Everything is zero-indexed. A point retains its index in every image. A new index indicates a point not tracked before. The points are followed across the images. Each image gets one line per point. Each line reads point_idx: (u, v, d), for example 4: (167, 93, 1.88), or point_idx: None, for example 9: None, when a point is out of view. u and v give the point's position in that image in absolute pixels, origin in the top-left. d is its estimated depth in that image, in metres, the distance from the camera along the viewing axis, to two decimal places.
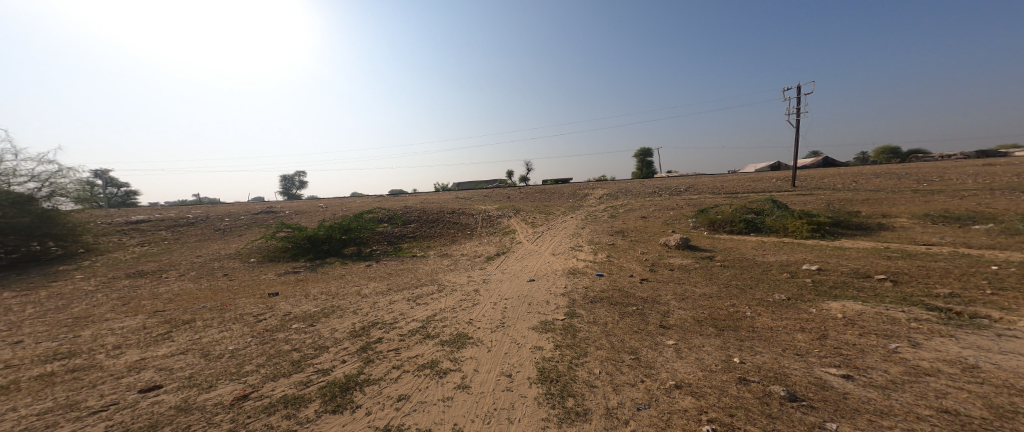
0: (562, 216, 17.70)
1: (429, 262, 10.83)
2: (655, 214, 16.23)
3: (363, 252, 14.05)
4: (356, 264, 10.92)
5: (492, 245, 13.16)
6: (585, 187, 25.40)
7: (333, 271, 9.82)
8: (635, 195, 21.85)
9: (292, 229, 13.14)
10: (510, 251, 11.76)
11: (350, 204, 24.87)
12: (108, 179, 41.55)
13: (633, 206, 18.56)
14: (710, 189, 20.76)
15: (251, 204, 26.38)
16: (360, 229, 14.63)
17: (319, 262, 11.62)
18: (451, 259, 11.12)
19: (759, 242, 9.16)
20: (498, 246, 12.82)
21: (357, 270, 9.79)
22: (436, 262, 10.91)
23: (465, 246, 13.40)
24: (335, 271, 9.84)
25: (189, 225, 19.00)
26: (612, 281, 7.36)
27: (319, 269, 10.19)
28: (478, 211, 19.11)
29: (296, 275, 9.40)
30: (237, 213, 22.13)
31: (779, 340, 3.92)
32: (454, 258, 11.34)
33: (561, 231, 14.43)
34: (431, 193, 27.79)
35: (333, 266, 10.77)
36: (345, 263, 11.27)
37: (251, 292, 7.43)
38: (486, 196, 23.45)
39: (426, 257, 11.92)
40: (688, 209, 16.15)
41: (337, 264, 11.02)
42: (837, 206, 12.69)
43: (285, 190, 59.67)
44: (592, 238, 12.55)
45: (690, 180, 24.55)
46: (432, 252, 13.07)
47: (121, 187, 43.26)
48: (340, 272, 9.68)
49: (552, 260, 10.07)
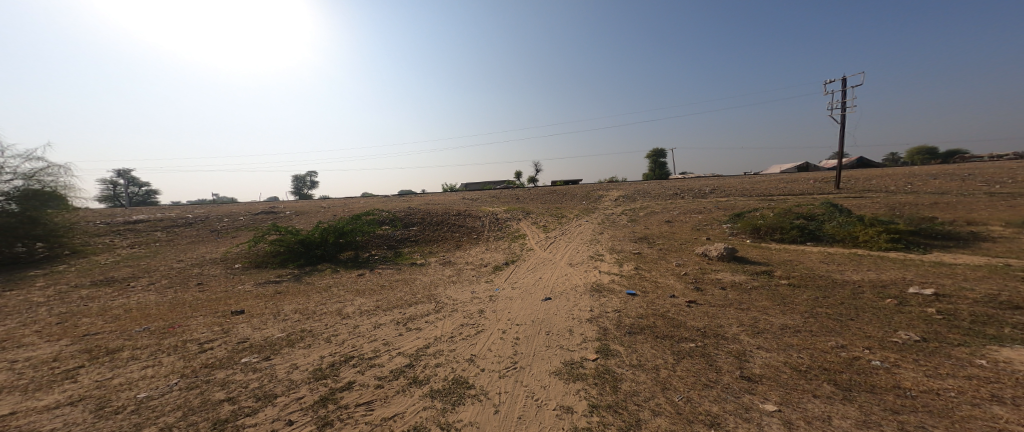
0: (577, 219, 16.26)
1: (429, 272, 9.53)
2: (682, 218, 14.58)
3: (360, 258, 12.91)
4: (347, 273, 9.67)
5: (500, 252, 11.77)
6: (600, 188, 23.84)
7: (319, 282, 8.60)
8: (656, 196, 20.21)
9: (283, 232, 12.03)
10: (519, 260, 10.36)
11: (353, 205, 23.86)
12: (129, 178, 42.40)
13: (655, 209, 16.93)
14: (739, 191, 18.94)
15: (254, 204, 25.61)
16: (358, 232, 13.49)
17: (308, 269, 10.46)
18: (454, 269, 9.81)
19: (826, 255, 7.53)
20: (507, 254, 11.42)
21: (345, 282, 8.51)
22: (436, 272, 9.56)
23: (470, 253, 12.03)
24: (322, 282, 8.61)
25: (187, 225, 18.20)
26: (651, 302, 5.87)
27: (305, 279, 8.98)
28: (486, 214, 17.75)
29: (275, 286, 8.18)
30: (238, 213, 21.32)
31: (964, 419, 2.43)
32: (456, 268, 9.98)
33: (577, 237, 12.95)
34: (438, 193, 26.67)
35: (322, 274, 9.56)
36: (337, 271, 10.07)
37: (211, 309, 6.20)
38: (494, 198, 22.11)
39: (426, 265, 10.64)
40: (719, 212, 14.47)
41: (327, 272, 9.83)
42: (903, 211, 10.90)
43: (297, 191, 59.98)
44: (614, 245, 11.03)
45: (716, 181, 22.73)
46: (434, 258, 11.76)
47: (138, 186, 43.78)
48: (327, 283, 8.46)
49: (571, 272, 8.61)
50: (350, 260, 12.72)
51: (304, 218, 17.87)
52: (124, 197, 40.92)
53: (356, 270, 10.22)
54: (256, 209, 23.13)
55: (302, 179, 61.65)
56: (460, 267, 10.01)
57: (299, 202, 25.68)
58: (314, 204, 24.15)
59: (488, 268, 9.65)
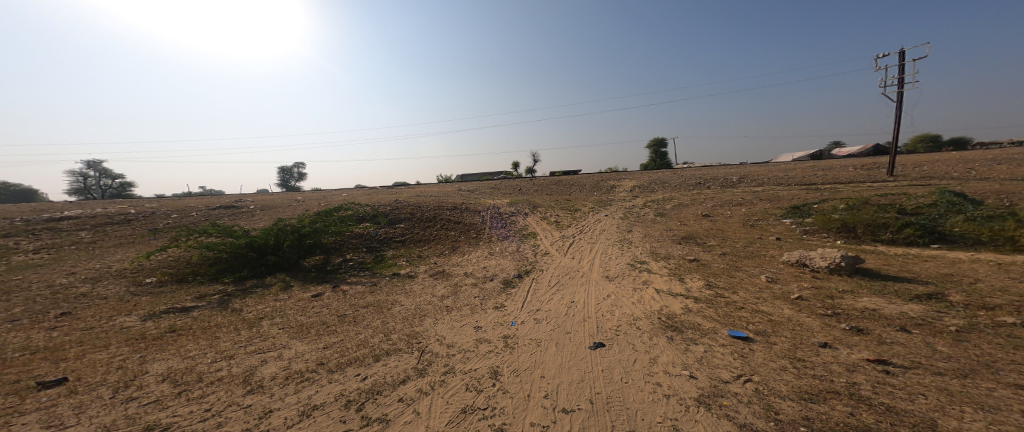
0: (594, 213, 13.78)
1: (413, 291, 6.94)
2: (721, 211, 12.15)
3: (326, 268, 10.15)
4: (299, 292, 6.98)
5: (507, 258, 9.17)
6: (610, 178, 21.35)
7: (250, 308, 5.89)
8: (677, 186, 17.81)
9: (222, 233, 9.17)
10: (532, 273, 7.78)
11: (333, 198, 20.95)
12: (98, 169, 38.87)
13: (683, 200, 14.53)
14: (773, 181, 16.62)
15: (218, 198, 22.41)
16: (326, 232, 10.74)
17: (249, 284, 7.72)
18: (447, 284, 7.24)
19: (998, 266, 5.09)
20: (516, 262, 8.84)
21: (287, 310, 5.80)
22: (423, 292, 6.91)
23: (468, 260, 9.36)
24: (255, 307, 5.91)
25: (124, 222, 15.10)
26: (796, 355, 3.35)
27: (234, 301, 6.26)
28: (486, 207, 15.10)
29: (177, 317, 5.44)
30: (193, 207, 18.20)
31: None
32: (450, 284, 7.33)
33: (600, 238, 10.41)
34: (428, 185, 23.86)
35: (263, 294, 6.83)
36: (287, 287, 7.35)
37: (13, 379, 3.51)
38: (493, 189, 19.43)
39: (411, 277, 8.05)
40: (766, 204, 12.10)
41: (272, 290, 7.13)
42: (1017, 202, 8.67)
43: (282, 183, 56.35)
44: (656, 248, 8.51)
45: (740, 169, 20.43)
46: (422, 268, 9.11)
47: (113, 179, 40.31)
48: (259, 310, 5.77)
49: (614, 292, 6.06)
50: (314, 269, 9.94)
51: (269, 214, 14.94)
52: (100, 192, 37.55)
53: (314, 285, 7.54)
54: (218, 202, 20.02)
55: (287, 170, 57.94)
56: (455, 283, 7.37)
57: (272, 195, 22.57)
58: (287, 198, 21.14)
59: (492, 286, 7.03)
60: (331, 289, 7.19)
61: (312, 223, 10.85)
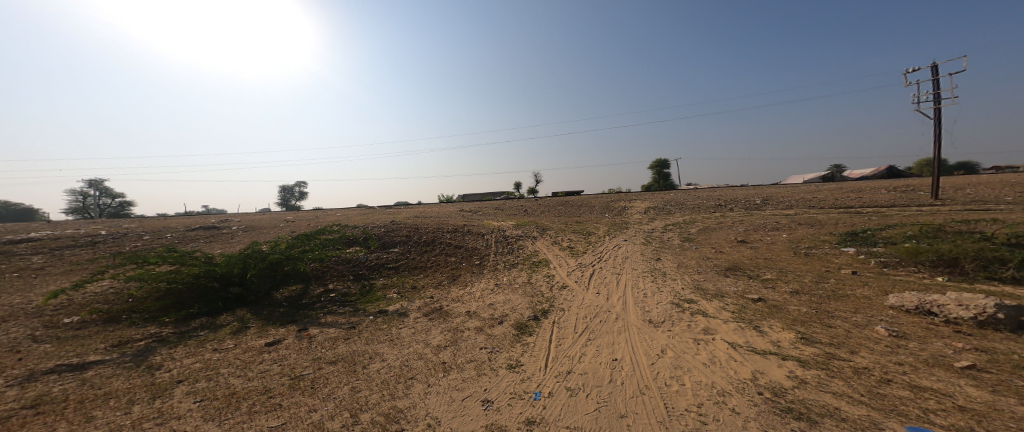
0: (610, 237, 12.36)
1: (402, 342, 5.41)
2: (757, 236, 10.73)
3: (301, 301, 8.57)
4: (251, 344, 5.42)
5: (517, 294, 7.65)
6: (620, 199, 20.08)
7: (166, 376, 4.38)
8: (696, 208, 16.49)
9: (174, 261, 7.69)
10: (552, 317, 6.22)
11: (324, 218, 19.55)
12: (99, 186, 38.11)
13: (708, 224, 13.16)
14: (802, 203, 15.29)
15: (203, 218, 21.02)
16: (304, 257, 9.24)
17: (195, 327, 6.20)
18: (445, 331, 5.72)
19: None
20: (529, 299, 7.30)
21: (223, 378, 4.22)
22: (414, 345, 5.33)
23: (471, 295, 7.82)
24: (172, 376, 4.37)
25: (88, 245, 13.64)
26: None
27: (157, 365, 4.70)
28: (490, 230, 13.70)
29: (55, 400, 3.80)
30: (172, 228, 16.80)
31: None
32: (448, 332, 5.76)
33: (625, 268, 8.91)
34: (428, 205, 22.58)
35: (197, 348, 5.28)
36: (237, 333, 5.95)
37: None
38: (497, 210, 18.12)
39: (401, 318, 6.51)
40: (809, 230, 10.71)
41: (217, 340, 5.62)
42: None
43: (284, 202, 55.47)
44: (699, 281, 6.99)
45: (760, 191, 19.18)
46: (415, 303, 7.56)
47: (108, 197, 39.09)
48: (178, 380, 4.23)
49: (668, 346, 4.50)
50: (286, 302, 8.38)
51: (249, 236, 13.52)
52: (93, 210, 36.45)
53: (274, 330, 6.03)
54: (200, 222, 18.62)
55: (288, 189, 57.05)
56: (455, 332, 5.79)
57: (260, 216, 21.17)
58: (275, 219, 19.71)
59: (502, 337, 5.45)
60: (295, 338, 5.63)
61: (288, 249, 9.38)
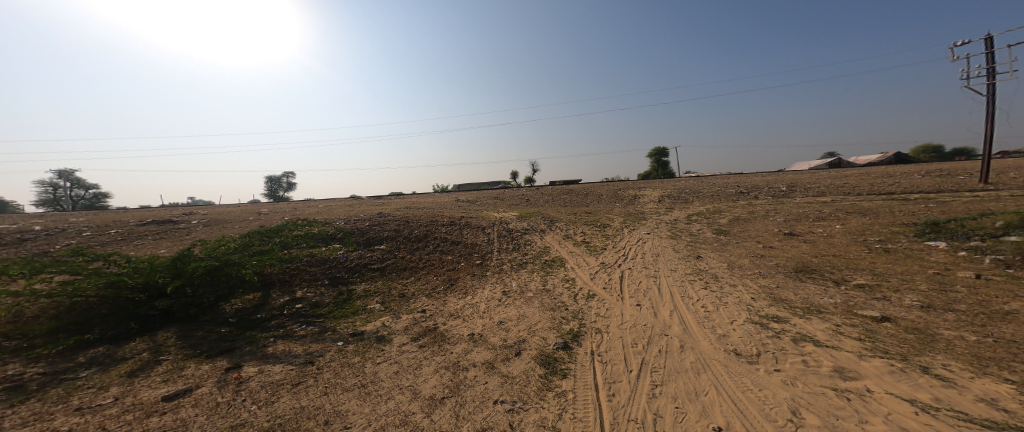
0: (630, 229, 10.74)
1: (385, 396, 3.76)
2: (805, 227, 9.24)
3: (253, 316, 6.71)
4: (152, 405, 3.65)
5: (535, 311, 5.98)
6: (630, 186, 18.47)
7: None
8: (717, 195, 14.95)
9: (70, 267, 5.75)
10: (591, 348, 4.57)
11: (304, 210, 17.51)
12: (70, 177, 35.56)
13: (738, 213, 11.63)
14: (834, 189, 13.87)
15: (167, 210, 18.77)
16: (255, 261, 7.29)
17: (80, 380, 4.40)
18: (449, 379, 4.09)
19: None
20: (552, 318, 5.62)
21: None
22: (403, 403, 3.62)
23: (475, 314, 6.11)
24: None
25: (13, 244, 11.49)
26: None
27: None
28: (490, 222, 11.97)
29: None
30: (123, 223, 14.63)
31: None
32: (451, 377, 4.08)
33: (661, 268, 7.29)
34: (419, 196, 20.68)
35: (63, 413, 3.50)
36: (134, 379, 4.32)
37: None
38: (496, 200, 16.34)
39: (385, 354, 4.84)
40: (864, 220, 9.25)
41: (99, 395, 3.96)
42: None
43: (271, 193, 52.74)
44: (773, 288, 5.41)
45: (781, 177, 17.71)
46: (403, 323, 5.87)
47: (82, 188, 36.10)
48: None
49: (798, 401, 2.88)
50: (233, 318, 6.52)
51: (208, 232, 11.53)
52: (67, 202, 33.57)
53: (199, 378, 4.24)
54: (160, 216, 16.41)
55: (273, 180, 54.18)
56: (461, 378, 4.10)
57: (232, 209, 19.05)
58: (246, 211, 17.56)
59: (530, 388, 3.76)
60: (223, 392, 3.88)
61: (237, 250, 7.48)
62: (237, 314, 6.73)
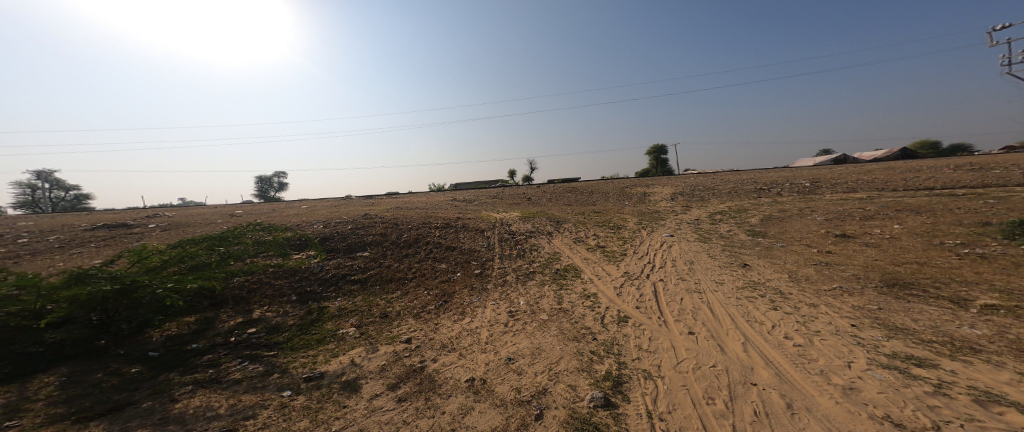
0: (651, 231, 9.40)
1: None
2: (854, 228, 8.01)
3: (185, 347, 5.19)
4: None
5: (555, 343, 4.57)
6: (638, 184, 17.18)
7: None
8: (735, 191, 13.73)
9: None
10: (649, 405, 3.17)
11: (283, 212, 15.85)
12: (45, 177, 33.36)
13: (767, 211, 10.39)
14: (863, 185, 12.77)
15: (129, 213, 16.91)
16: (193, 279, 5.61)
17: None
18: None
19: None
20: (581, 354, 4.22)
21: None
22: None
23: (476, 348, 4.67)
24: None
25: None
26: None
27: None
28: (490, 223, 10.55)
29: None
30: (68, 228, 12.79)
31: None
32: None
33: (704, 279, 5.95)
34: (411, 195, 19.20)
35: None
36: None
37: None
38: (495, 199, 14.92)
39: (351, 416, 3.38)
40: (921, 220, 8.06)
41: None
42: None
43: (260, 193, 50.56)
44: (873, 309, 4.10)
45: (798, 172, 16.63)
46: (385, 367, 4.43)
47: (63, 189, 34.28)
48: None
49: None
50: (155, 352, 4.96)
51: (159, 238, 9.84)
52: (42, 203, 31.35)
53: None
54: (118, 219, 14.61)
55: (265, 179, 52.05)
56: None
57: (203, 210, 17.30)
58: (217, 213, 15.83)
59: None
60: None
61: (170, 263, 5.69)
62: (161, 346, 5.10)
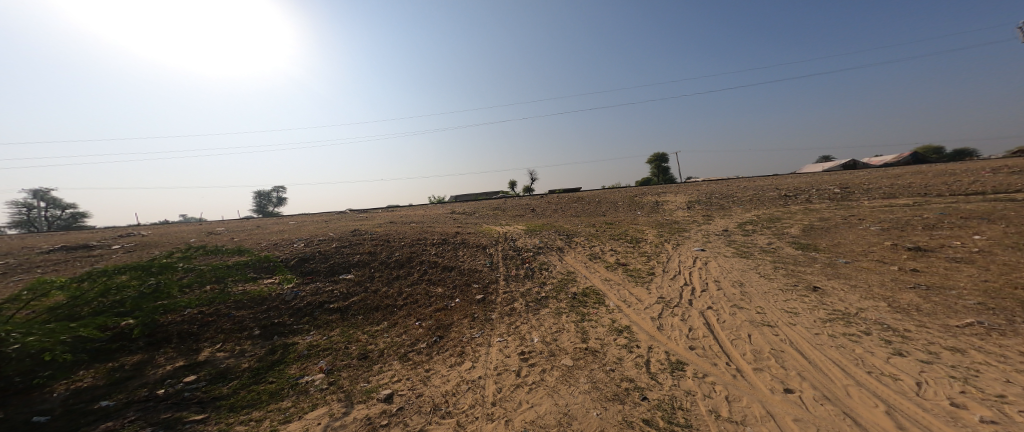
0: (680, 245, 8.13)
1: None
2: (924, 238, 6.79)
3: (89, 407, 3.92)
4: None
5: (592, 406, 3.23)
6: (650, 193, 16.01)
7: None
8: (761, 199, 12.56)
9: None
10: None
11: (267, 228, 14.52)
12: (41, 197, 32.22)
13: (807, 220, 9.19)
14: (900, 190, 11.64)
15: (103, 233, 15.56)
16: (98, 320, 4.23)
17: None
18: None
19: None
20: (634, 428, 2.90)
21: None
22: None
23: (481, 415, 3.34)
24: None
25: None
26: None
27: None
28: (493, 238, 9.28)
29: None
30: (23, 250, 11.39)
31: None
32: None
33: (771, 307, 4.66)
34: (408, 208, 17.96)
35: None
36: None
37: None
38: (498, 211, 13.68)
39: None
40: (1000, 228, 6.86)
41: None
42: None
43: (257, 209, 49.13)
44: None
45: (821, 178, 15.53)
46: None
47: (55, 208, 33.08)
48: None
49: None
50: (43, 416, 3.71)
51: (113, 261, 8.49)
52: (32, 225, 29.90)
53: None
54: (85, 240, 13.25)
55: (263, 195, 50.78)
56: None
57: (183, 228, 15.94)
58: (196, 232, 14.47)
59: None
60: None
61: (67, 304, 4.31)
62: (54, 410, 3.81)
